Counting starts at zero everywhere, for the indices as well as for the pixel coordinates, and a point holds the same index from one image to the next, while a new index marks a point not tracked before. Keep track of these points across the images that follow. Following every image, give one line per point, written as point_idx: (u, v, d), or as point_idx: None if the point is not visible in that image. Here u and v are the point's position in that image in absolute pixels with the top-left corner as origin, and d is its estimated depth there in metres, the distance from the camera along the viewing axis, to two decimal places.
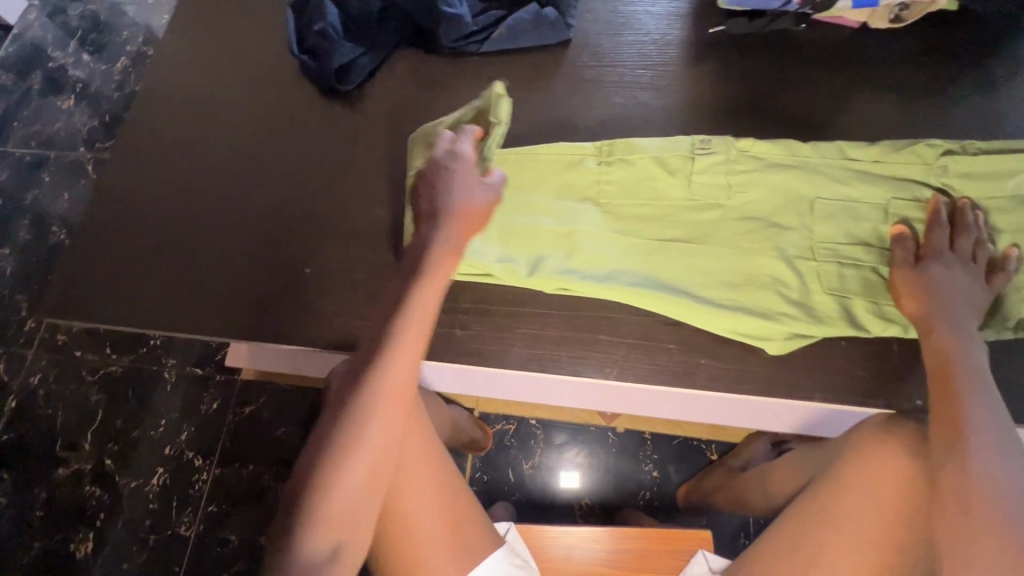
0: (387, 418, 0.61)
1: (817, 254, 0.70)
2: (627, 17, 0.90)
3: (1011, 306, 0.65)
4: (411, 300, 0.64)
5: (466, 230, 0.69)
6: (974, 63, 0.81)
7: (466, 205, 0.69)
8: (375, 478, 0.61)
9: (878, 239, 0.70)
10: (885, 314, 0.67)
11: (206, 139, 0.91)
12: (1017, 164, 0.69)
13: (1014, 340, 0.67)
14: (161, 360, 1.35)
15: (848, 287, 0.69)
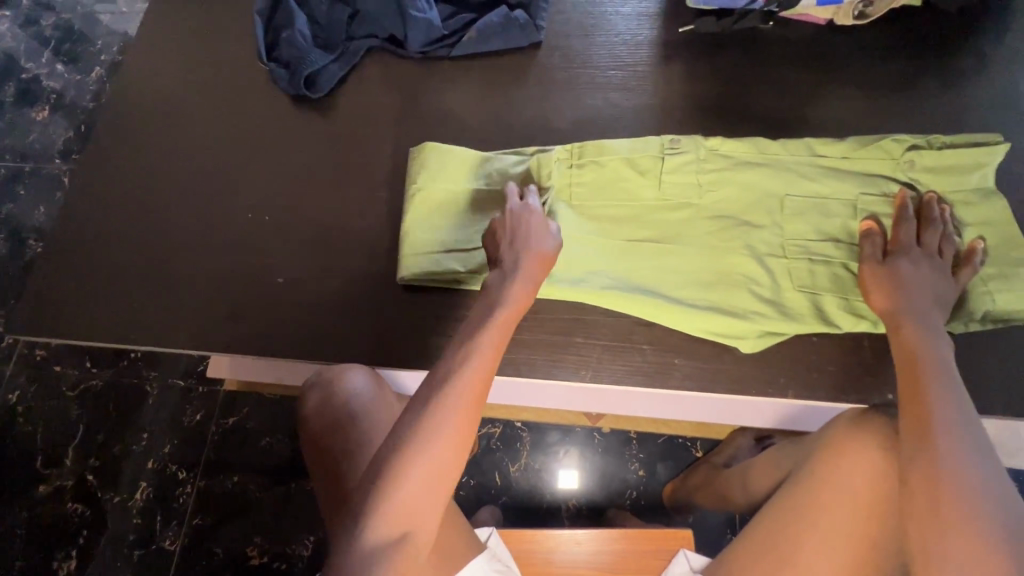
0: (461, 415, 0.57)
1: (788, 251, 0.70)
2: (598, 18, 0.90)
3: (975, 299, 0.66)
4: (501, 305, 0.64)
5: (539, 273, 0.67)
6: (940, 57, 0.82)
7: (538, 253, 0.67)
8: (444, 476, 0.56)
9: (848, 235, 0.70)
10: (855, 309, 0.68)
11: (177, 150, 0.90)
12: (982, 157, 0.70)
13: (983, 331, 0.68)
14: (142, 373, 1.34)
15: (819, 283, 0.69)
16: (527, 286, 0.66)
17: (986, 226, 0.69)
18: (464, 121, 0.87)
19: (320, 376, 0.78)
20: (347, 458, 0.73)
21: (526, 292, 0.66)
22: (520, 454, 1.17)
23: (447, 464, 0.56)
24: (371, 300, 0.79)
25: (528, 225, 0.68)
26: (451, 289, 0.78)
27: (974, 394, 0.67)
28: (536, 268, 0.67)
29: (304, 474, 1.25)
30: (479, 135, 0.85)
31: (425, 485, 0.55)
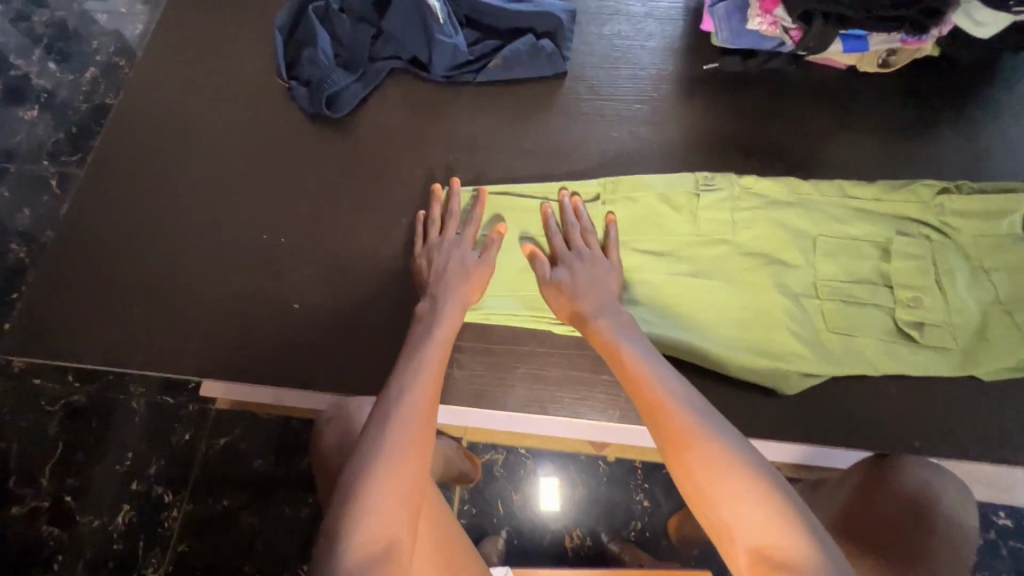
0: (411, 426, 0.59)
1: (821, 292, 0.72)
2: (624, 51, 0.90)
3: (1011, 346, 0.68)
4: (441, 325, 0.68)
5: (469, 293, 0.71)
6: (955, 105, 0.84)
7: (471, 271, 0.72)
8: (408, 492, 0.56)
9: (881, 277, 0.72)
10: (892, 351, 0.69)
11: (187, 165, 0.87)
12: (1012, 205, 0.73)
13: (1011, 379, 0.68)
14: (128, 389, 1.27)
15: (855, 325, 0.70)
16: (461, 297, 0.70)
17: (1016, 270, 0.71)
18: (488, 148, 0.86)
19: (337, 408, 0.75)
20: None
21: (459, 310, 0.70)
22: (524, 482, 1.14)
23: (409, 480, 0.56)
24: (391, 329, 0.77)
25: (452, 246, 0.74)
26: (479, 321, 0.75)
27: (998, 442, 0.67)
28: (467, 283, 0.71)
29: (298, 499, 1.20)
30: (503, 163, 0.84)
31: (389, 503, 0.55)
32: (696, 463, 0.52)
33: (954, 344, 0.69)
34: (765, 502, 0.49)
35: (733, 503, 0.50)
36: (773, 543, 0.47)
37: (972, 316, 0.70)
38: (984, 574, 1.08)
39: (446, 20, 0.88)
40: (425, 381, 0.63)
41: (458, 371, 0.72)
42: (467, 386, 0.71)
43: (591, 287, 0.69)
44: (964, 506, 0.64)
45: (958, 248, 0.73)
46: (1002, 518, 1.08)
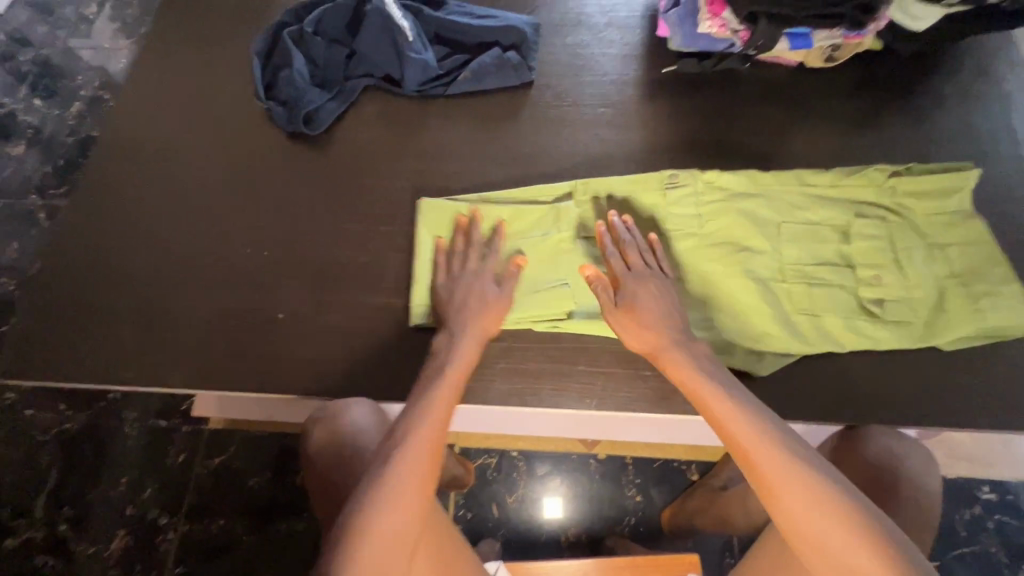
0: (414, 465, 0.61)
1: (788, 275, 0.75)
2: (586, 60, 0.95)
3: (967, 315, 0.71)
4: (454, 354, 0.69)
5: (486, 327, 0.72)
6: (902, 95, 0.88)
7: (489, 303, 0.73)
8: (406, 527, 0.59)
9: (841, 257, 0.75)
10: (858, 328, 0.72)
11: (171, 187, 0.90)
12: (957, 182, 0.76)
13: (972, 347, 0.71)
14: (120, 414, 1.28)
15: (820, 305, 0.73)
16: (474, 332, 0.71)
17: (967, 245, 0.74)
18: (462, 157, 0.89)
19: (327, 411, 0.79)
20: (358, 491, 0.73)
21: (476, 343, 0.71)
22: (517, 485, 1.16)
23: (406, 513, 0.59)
24: (374, 334, 0.80)
25: (473, 279, 0.75)
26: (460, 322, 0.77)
27: (963, 410, 0.69)
28: (487, 318, 0.72)
29: (294, 515, 1.21)
30: (477, 171, 0.88)
31: (386, 537, 0.57)
32: (798, 502, 0.55)
33: (915, 317, 0.72)
34: (864, 541, 0.52)
35: (828, 548, 0.53)
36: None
37: (929, 289, 0.73)
38: (975, 550, 1.10)
39: (415, 38, 0.92)
40: (431, 422, 0.64)
41: None
42: None
43: (662, 313, 0.69)
44: (926, 472, 0.67)
45: (913, 227, 0.75)
46: (985, 492, 1.10)
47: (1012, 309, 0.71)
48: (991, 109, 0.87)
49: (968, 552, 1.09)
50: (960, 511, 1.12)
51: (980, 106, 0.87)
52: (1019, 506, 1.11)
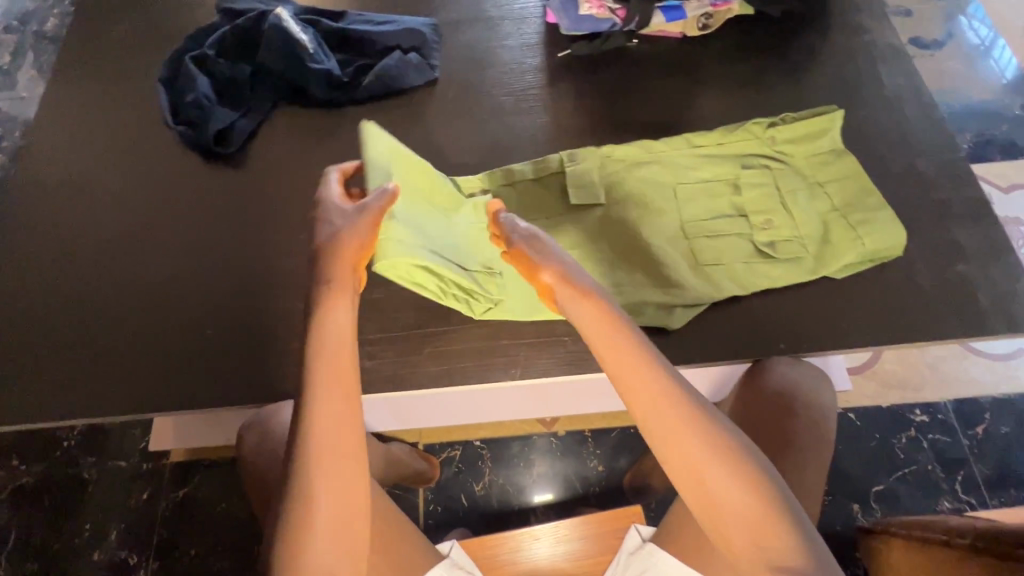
0: (331, 471, 0.56)
1: (688, 232, 0.79)
2: (485, 54, 0.99)
3: (852, 243, 0.77)
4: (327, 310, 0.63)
5: (350, 261, 0.64)
6: (778, 53, 0.95)
7: (341, 234, 0.64)
8: (339, 533, 0.55)
9: (735, 208, 0.80)
10: (755, 270, 0.76)
11: (89, 222, 0.91)
12: (824, 124, 0.83)
13: (861, 271, 0.77)
14: (78, 460, 1.26)
15: (720, 254, 0.77)
16: (338, 303, 0.63)
17: (843, 179, 0.81)
18: None
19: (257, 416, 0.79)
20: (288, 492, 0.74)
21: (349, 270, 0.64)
22: (482, 472, 1.18)
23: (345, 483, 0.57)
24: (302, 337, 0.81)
25: (330, 215, 0.67)
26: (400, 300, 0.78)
27: (854, 331, 0.74)
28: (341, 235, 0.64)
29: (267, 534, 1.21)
30: None
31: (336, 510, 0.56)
32: (702, 454, 0.55)
33: (805, 252, 0.77)
34: (755, 489, 0.54)
35: (735, 489, 0.54)
36: (765, 529, 0.53)
37: (816, 225, 0.78)
38: (913, 470, 1.16)
39: (316, 49, 0.94)
40: (327, 423, 0.57)
41: (370, 362, 0.77)
42: (378, 374, 0.76)
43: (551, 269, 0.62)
44: (825, 387, 0.75)
45: (793, 170, 0.82)
46: (915, 414, 1.18)
47: (888, 231, 0.77)
48: (858, 58, 0.94)
49: (907, 473, 1.16)
50: (897, 436, 1.18)
51: (847, 56, 0.94)
52: (950, 423, 1.18)
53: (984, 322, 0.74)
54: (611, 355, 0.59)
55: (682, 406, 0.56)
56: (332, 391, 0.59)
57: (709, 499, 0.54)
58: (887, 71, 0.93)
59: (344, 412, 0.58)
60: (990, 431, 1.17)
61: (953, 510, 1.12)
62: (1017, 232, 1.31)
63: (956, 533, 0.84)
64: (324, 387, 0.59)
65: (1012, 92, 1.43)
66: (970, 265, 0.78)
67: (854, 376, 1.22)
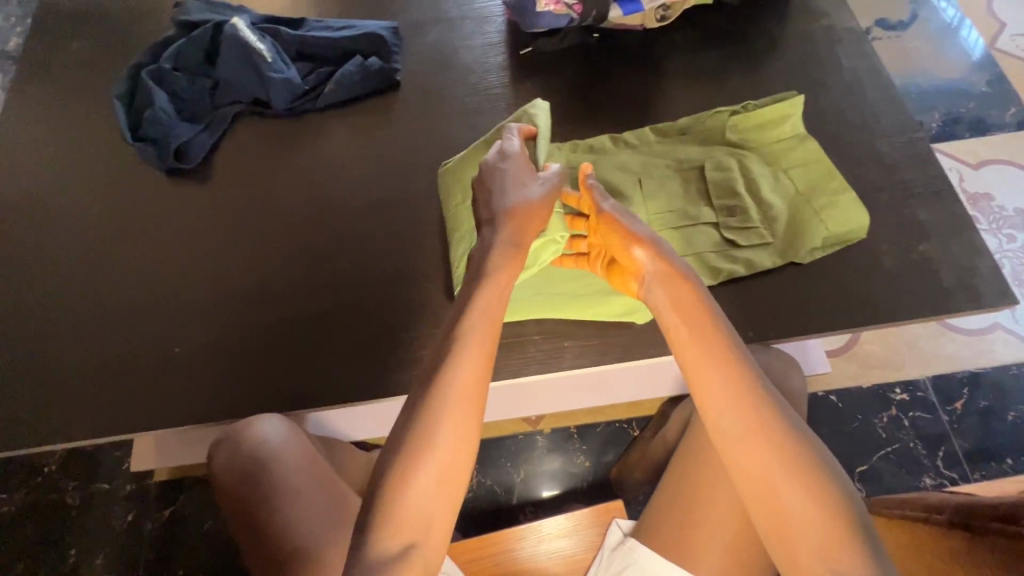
0: (459, 413, 0.55)
1: (655, 225, 0.79)
2: (448, 55, 0.98)
3: (818, 226, 0.77)
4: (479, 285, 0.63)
5: (529, 227, 0.68)
6: (739, 42, 0.95)
7: (524, 201, 0.68)
8: (445, 479, 0.53)
9: (701, 198, 0.80)
10: (721, 260, 0.77)
11: (51, 244, 0.89)
12: (787, 108, 0.83)
13: (827, 254, 0.78)
14: (60, 485, 1.24)
15: (686, 246, 0.78)
16: (506, 255, 0.65)
17: (806, 165, 0.81)
18: (340, 167, 0.91)
19: (227, 431, 0.77)
20: (266, 509, 0.73)
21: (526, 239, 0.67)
22: (468, 475, 1.15)
23: (448, 464, 0.54)
24: (271, 350, 0.80)
25: (516, 178, 0.70)
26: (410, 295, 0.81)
27: (820, 316, 0.75)
28: (533, 201, 0.68)
29: None
30: (357, 176, 0.90)
31: (435, 489, 0.53)
32: (774, 436, 0.53)
33: (771, 240, 0.77)
34: (823, 497, 0.50)
35: (805, 483, 0.51)
36: (830, 535, 0.49)
37: (782, 210, 0.79)
38: (895, 448, 1.17)
39: (274, 57, 0.93)
40: (466, 374, 0.57)
41: (344, 374, 0.77)
42: (352, 386, 0.77)
43: (641, 245, 0.65)
44: (791, 370, 0.77)
45: (758, 157, 0.82)
46: (896, 393, 1.19)
47: (851, 215, 0.77)
48: (818, 44, 0.94)
49: (890, 452, 1.17)
50: (878, 415, 1.19)
51: (807, 42, 0.94)
52: (929, 400, 1.19)
53: (949, 301, 0.75)
54: (691, 335, 0.58)
55: (760, 396, 0.54)
56: (462, 364, 0.57)
57: (774, 500, 0.51)
58: (846, 55, 0.93)
59: (465, 390, 0.56)
60: (969, 405, 1.18)
61: (935, 486, 1.13)
62: (988, 207, 1.32)
63: (934, 509, 0.86)
64: (467, 348, 0.58)
65: (977, 69, 1.44)
66: (933, 244, 0.78)
67: (834, 358, 1.23)
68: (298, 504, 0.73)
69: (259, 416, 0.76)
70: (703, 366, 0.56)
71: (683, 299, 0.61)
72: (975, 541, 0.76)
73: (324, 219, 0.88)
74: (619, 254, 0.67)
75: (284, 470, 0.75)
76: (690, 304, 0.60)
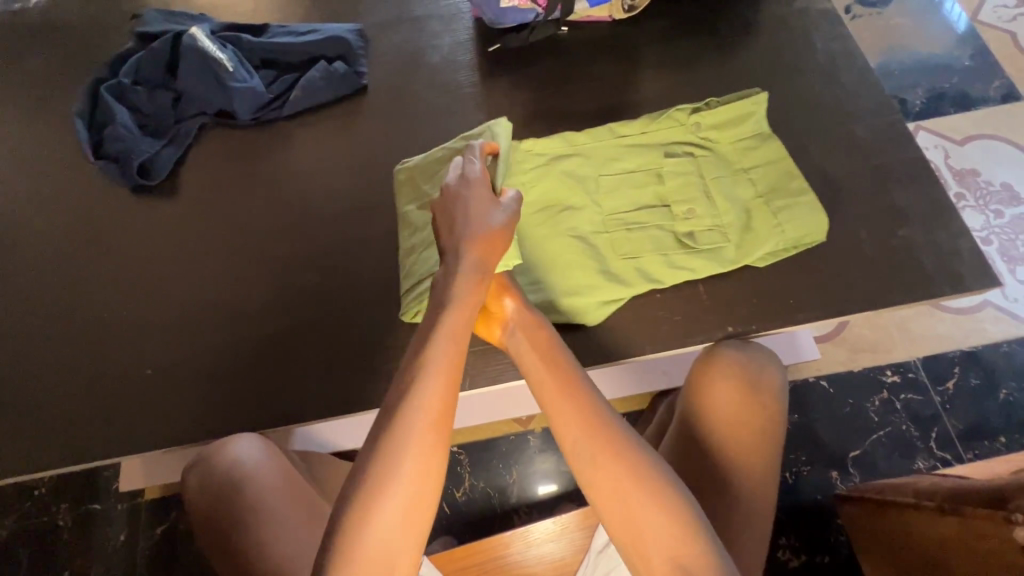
0: (421, 451, 0.56)
1: (609, 226, 0.77)
2: (415, 55, 0.96)
3: (777, 229, 0.75)
4: (449, 305, 0.63)
5: (488, 255, 0.67)
6: (711, 28, 0.93)
7: (484, 229, 0.67)
8: (410, 519, 0.55)
9: (658, 200, 0.79)
10: (675, 262, 0.75)
11: (19, 268, 0.87)
12: (750, 107, 0.81)
13: (783, 259, 0.76)
14: (51, 508, 1.21)
15: (639, 247, 0.76)
16: (470, 285, 0.64)
17: (767, 165, 0.80)
18: (310, 175, 0.90)
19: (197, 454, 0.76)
20: (242, 533, 0.73)
21: (482, 269, 0.66)
22: (461, 479, 1.12)
23: (415, 495, 0.55)
24: (245, 367, 0.78)
25: (475, 204, 0.68)
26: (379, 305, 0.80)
27: (800, 307, 0.74)
28: (487, 231, 0.67)
29: None
30: (327, 185, 0.89)
31: (402, 520, 0.54)
32: (618, 474, 0.59)
33: (726, 242, 0.76)
34: (670, 521, 0.57)
35: (651, 513, 0.57)
36: (677, 551, 0.56)
37: (738, 211, 0.77)
38: (888, 432, 1.16)
39: (236, 66, 0.91)
40: (428, 404, 0.57)
41: (320, 389, 0.76)
42: (329, 401, 0.76)
43: (512, 296, 0.69)
44: (769, 368, 0.74)
45: (719, 157, 0.81)
46: (887, 375, 1.18)
47: (810, 217, 0.76)
48: (790, 26, 0.92)
49: (883, 435, 1.16)
50: (870, 399, 1.18)
51: (780, 26, 0.93)
52: (920, 381, 1.19)
53: (930, 286, 0.74)
54: (556, 387, 0.63)
55: (609, 434, 0.61)
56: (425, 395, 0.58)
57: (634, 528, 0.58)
58: (820, 37, 0.91)
59: (431, 419, 0.57)
60: (960, 385, 1.18)
61: (928, 468, 1.13)
62: (975, 183, 1.30)
63: (924, 495, 0.85)
64: (433, 376, 0.59)
65: (959, 42, 1.43)
66: (913, 229, 0.77)
67: (823, 343, 1.22)
68: (277, 521, 0.74)
69: (234, 438, 0.75)
70: (574, 413, 0.62)
71: (537, 346, 0.67)
72: (965, 525, 0.75)
73: (295, 230, 0.86)
74: (490, 301, 0.69)
75: (259, 493, 0.75)
76: (541, 352, 0.66)
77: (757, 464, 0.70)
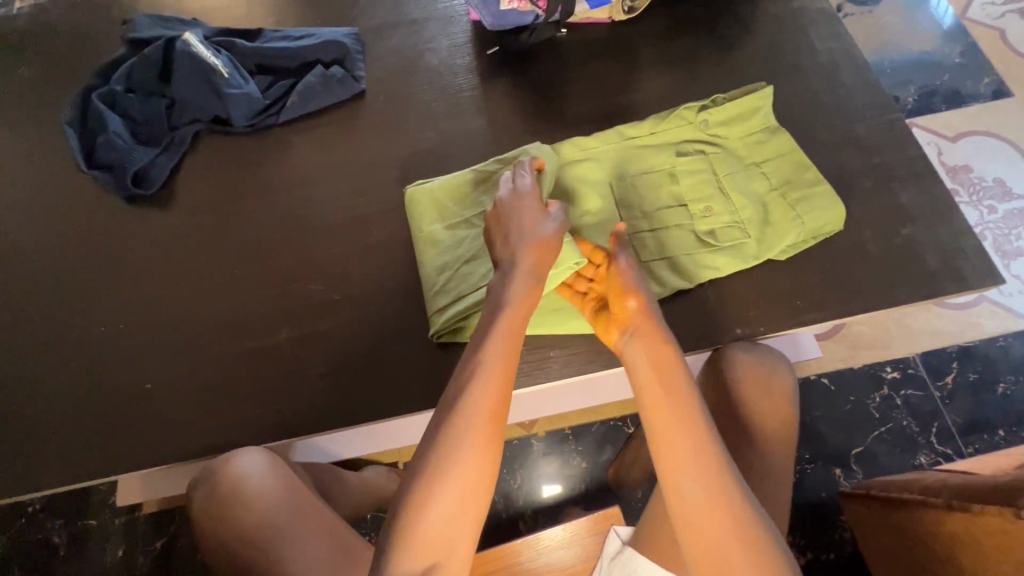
0: (479, 446, 0.57)
1: (629, 229, 0.77)
2: (413, 58, 0.95)
3: (796, 221, 0.76)
4: (506, 303, 0.65)
5: (543, 263, 0.68)
6: (709, 29, 0.93)
7: (538, 237, 0.68)
8: (465, 511, 0.55)
9: (674, 200, 0.79)
10: (698, 260, 0.75)
11: (11, 281, 0.85)
12: (757, 102, 0.81)
13: (803, 250, 0.76)
14: (45, 525, 1.19)
15: (662, 248, 0.76)
16: (526, 288, 0.66)
17: (779, 158, 0.80)
18: (308, 182, 0.88)
19: (205, 470, 0.76)
20: (251, 548, 0.73)
21: (538, 275, 0.67)
22: None
23: (475, 485, 0.56)
24: (247, 379, 0.77)
25: (530, 215, 0.70)
26: (382, 315, 0.79)
27: (808, 307, 0.74)
28: (542, 238, 0.68)
29: None
30: (326, 192, 0.87)
31: (462, 509, 0.55)
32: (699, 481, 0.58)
33: (748, 237, 0.76)
34: (745, 539, 0.56)
35: (729, 526, 0.56)
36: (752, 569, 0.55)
37: (755, 206, 0.77)
38: (890, 428, 1.17)
39: (231, 73, 0.89)
40: (489, 403, 0.59)
41: (324, 399, 0.75)
42: (334, 411, 0.74)
43: (636, 297, 0.68)
44: (779, 363, 0.78)
45: (731, 152, 0.81)
46: (887, 372, 1.19)
47: (827, 207, 0.76)
48: (789, 26, 0.93)
49: (884, 431, 1.16)
50: (871, 396, 1.19)
51: (778, 26, 0.93)
52: (920, 376, 1.20)
53: (935, 284, 0.74)
54: (658, 388, 0.64)
55: (709, 441, 0.60)
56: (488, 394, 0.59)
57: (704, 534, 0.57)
58: (819, 36, 0.92)
59: (492, 416, 0.58)
60: (959, 379, 1.19)
61: (931, 463, 1.14)
62: (968, 179, 1.32)
63: (932, 492, 0.85)
64: (496, 376, 0.60)
65: (949, 39, 1.44)
66: (916, 227, 0.77)
67: (823, 341, 1.23)
68: (285, 538, 0.73)
69: (236, 453, 0.74)
70: (671, 417, 0.61)
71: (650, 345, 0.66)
72: (974, 522, 0.75)
73: (295, 238, 0.85)
74: (613, 300, 0.69)
75: (267, 507, 0.74)
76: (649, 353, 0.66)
77: (777, 457, 0.74)
